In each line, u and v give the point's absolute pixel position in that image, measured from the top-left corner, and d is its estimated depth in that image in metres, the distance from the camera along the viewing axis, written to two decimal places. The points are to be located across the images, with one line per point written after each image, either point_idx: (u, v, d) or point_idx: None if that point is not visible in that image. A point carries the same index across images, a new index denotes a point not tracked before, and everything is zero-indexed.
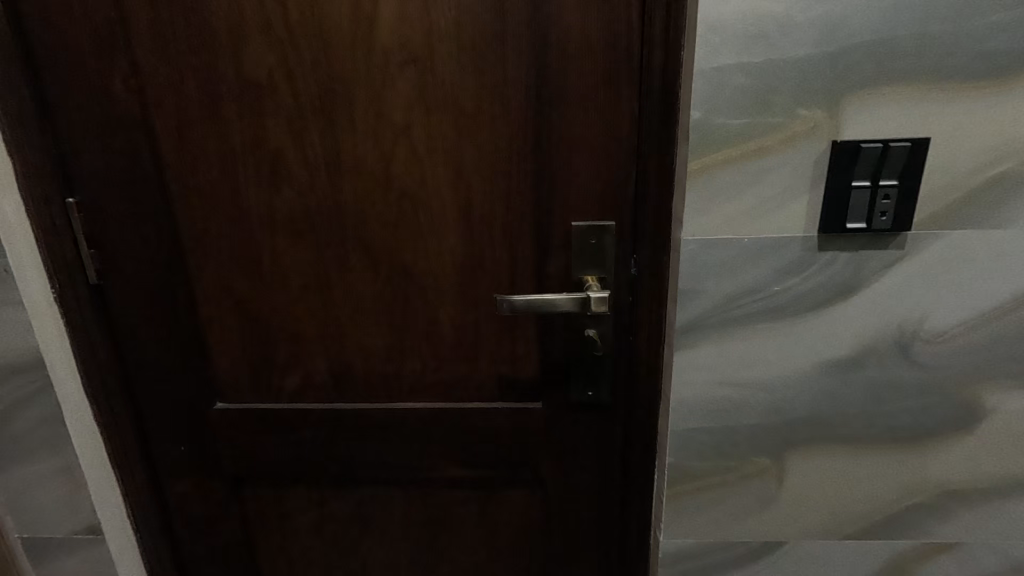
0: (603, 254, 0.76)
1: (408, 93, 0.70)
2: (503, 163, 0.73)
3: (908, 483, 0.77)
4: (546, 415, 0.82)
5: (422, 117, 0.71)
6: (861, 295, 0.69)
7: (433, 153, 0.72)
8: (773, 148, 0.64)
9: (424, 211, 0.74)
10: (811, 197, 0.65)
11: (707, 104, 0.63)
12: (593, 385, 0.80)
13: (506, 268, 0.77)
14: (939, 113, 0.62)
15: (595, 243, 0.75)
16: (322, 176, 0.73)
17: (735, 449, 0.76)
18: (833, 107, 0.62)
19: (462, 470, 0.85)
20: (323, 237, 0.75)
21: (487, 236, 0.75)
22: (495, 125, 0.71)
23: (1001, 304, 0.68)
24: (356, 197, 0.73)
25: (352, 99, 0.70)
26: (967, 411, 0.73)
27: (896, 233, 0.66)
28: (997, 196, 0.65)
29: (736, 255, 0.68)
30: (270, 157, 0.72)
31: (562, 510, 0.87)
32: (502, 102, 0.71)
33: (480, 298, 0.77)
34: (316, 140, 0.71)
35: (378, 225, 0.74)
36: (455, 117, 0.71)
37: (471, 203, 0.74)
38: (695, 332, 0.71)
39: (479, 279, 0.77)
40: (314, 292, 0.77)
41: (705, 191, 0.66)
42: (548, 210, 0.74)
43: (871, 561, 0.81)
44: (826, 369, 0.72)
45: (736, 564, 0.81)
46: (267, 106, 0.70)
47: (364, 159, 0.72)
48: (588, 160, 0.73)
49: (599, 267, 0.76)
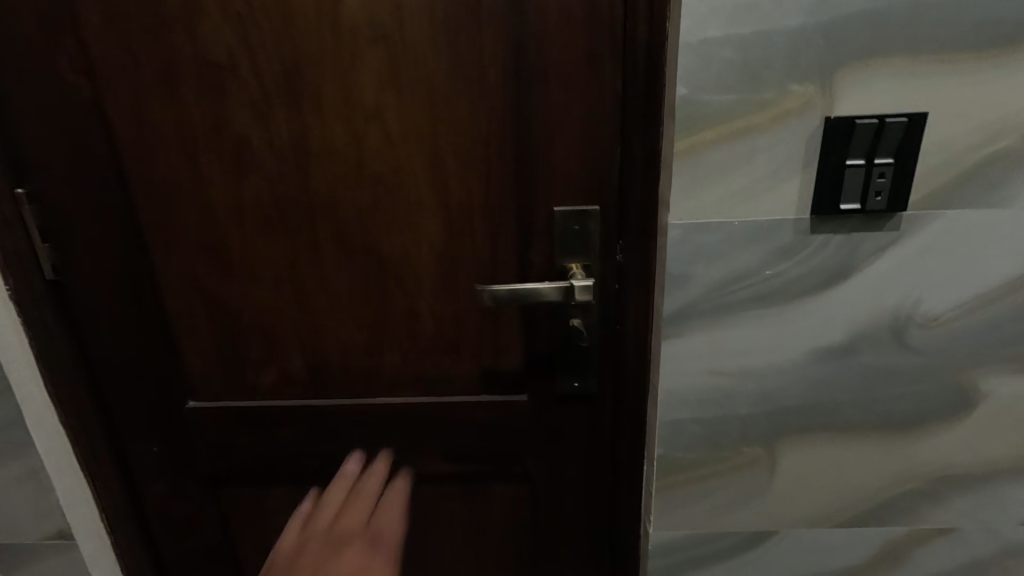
0: (587, 240, 0.73)
1: (378, 73, 0.67)
2: (480, 147, 0.70)
3: (902, 469, 0.75)
4: (531, 406, 0.81)
5: (394, 98, 0.67)
6: (854, 280, 0.66)
7: (406, 136, 0.69)
8: (763, 126, 0.61)
9: (399, 198, 0.71)
10: (802, 177, 0.62)
11: (693, 80, 0.59)
12: (580, 375, 0.78)
13: (487, 256, 0.74)
14: (939, 86, 0.58)
15: (579, 230, 0.73)
16: (292, 164, 0.70)
17: (724, 439, 0.74)
18: (825, 81, 0.59)
19: (446, 463, 0.85)
20: (294, 226, 0.72)
21: (466, 223, 0.73)
22: (471, 106, 0.68)
23: (1000, 286, 0.66)
24: (327, 184, 0.71)
25: (319, 80, 0.66)
26: (963, 396, 0.71)
27: (892, 213, 0.63)
28: (999, 173, 0.61)
29: (724, 241, 0.65)
30: (236, 146, 0.69)
31: (551, 500, 0.86)
32: (478, 80, 0.67)
33: (460, 287, 0.75)
34: (283, 125, 0.68)
35: (352, 215, 0.72)
36: (428, 98, 0.67)
37: (448, 188, 0.71)
38: (683, 319, 0.68)
39: (459, 268, 0.75)
40: (288, 284, 0.75)
41: (692, 172, 0.62)
42: (529, 195, 0.71)
43: (863, 549, 0.80)
44: (817, 356, 0.69)
45: (726, 553, 0.81)
46: (229, 89, 0.67)
47: (334, 145, 0.69)
48: (569, 142, 0.69)
49: (584, 253, 0.74)
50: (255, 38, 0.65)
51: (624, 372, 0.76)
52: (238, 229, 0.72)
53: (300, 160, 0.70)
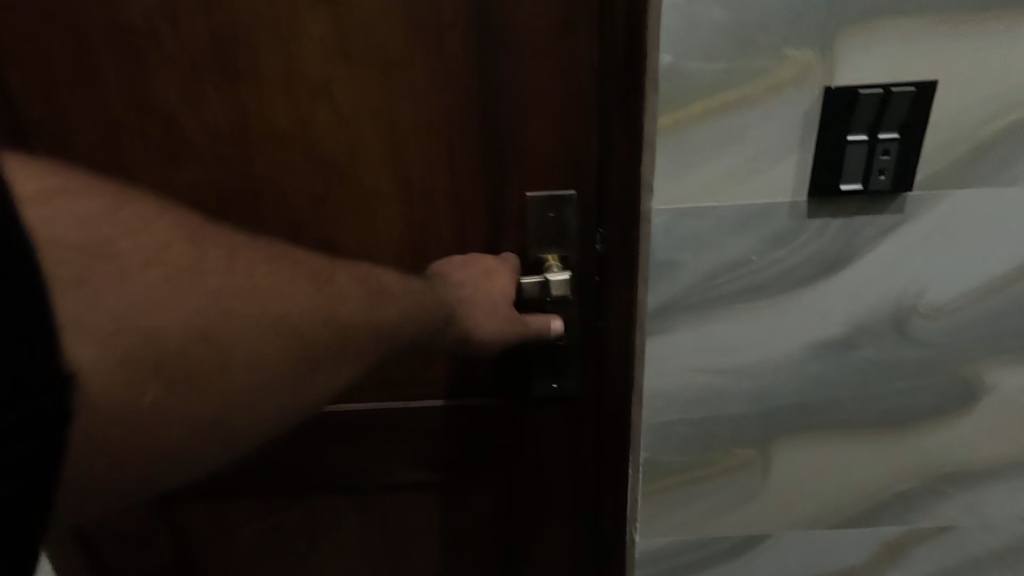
0: (564, 229, 0.67)
1: (323, 43, 0.59)
2: (442, 127, 0.62)
3: (901, 468, 0.71)
4: (507, 408, 0.76)
5: (343, 71, 0.60)
6: (855, 268, 0.60)
7: (358, 114, 0.62)
8: (756, 97, 0.54)
9: (353, 184, 0.64)
10: (799, 155, 0.56)
11: (678, 46, 0.53)
12: (557, 375, 0.73)
13: (454, 248, 0.67)
14: (949, 51, 0.52)
15: (554, 218, 0.66)
16: (232, 148, 0.62)
17: (714, 440, 0.69)
18: (825, 45, 0.52)
19: (418, 471, 0.80)
20: (236, 218, 0.65)
21: (430, 212, 0.66)
22: (431, 80, 0.60)
23: (1010, 272, 0.61)
24: (271, 170, 0.63)
25: (254, 51, 0.59)
26: (966, 390, 0.66)
27: (895, 194, 0.57)
28: (1012, 149, 0.56)
29: (713, 228, 0.59)
30: (167, 127, 0.61)
31: (531, 507, 0.81)
32: (437, 49, 0.59)
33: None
34: (216, 103, 0.61)
35: (302, 205, 0.65)
36: (382, 71, 0.60)
37: (409, 173, 0.64)
38: (668, 314, 0.63)
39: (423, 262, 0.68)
40: None
41: (677, 151, 0.56)
42: (499, 179, 0.65)
43: (859, 550, 0.76)
44: (814, 351, 0.64)
45: (715, 559, 0.76)
46: (151, 62, 0.59)
47: (279, 126, 0.62)
48: (542, 120, 0.62)
49: (560, 243, 0.67)
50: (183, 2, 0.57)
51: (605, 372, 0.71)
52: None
53: (241, 144, 0.62)
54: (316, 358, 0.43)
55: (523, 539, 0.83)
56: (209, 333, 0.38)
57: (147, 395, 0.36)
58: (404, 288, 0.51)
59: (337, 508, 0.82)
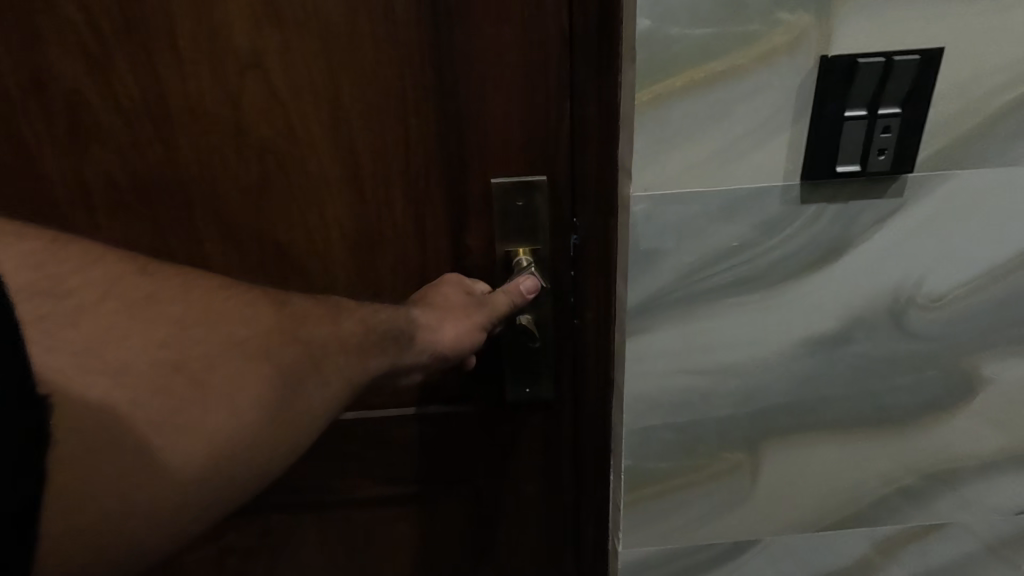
0: (534, 219, 0.60)
1: (253, 12, 0.53)
2: (392, 106, 0.56)
3: (896, 466, 0.67)
4: (478, 415, 0.70)
5: (275, 41, 0.54)
6: (851, 256, 0.55)
7: (296, 90, 0.56)
8: (745, 67, 0.48)
9: (294, 169, 0.59)
10: (792, 133, 0.50)
11: (657, 8, 0.46)
12: (531, 380, 0.67)
13: (412, 239, 0.62)
14: (956, 14, 0.47)
15: (523, 206, 0.60)
16: (161, 131, 0.57)
17: (701, 445, 0.64)
18: (822, 7, 0.46)
19: (384, 486, 0.74)
20: (164, 208, 0.60)
21: (382, 200, 0.60)
22: (376, 53, 0.55)
23: (1014, 257, 0.56)
24: (199, 154, 0.58)
25: (173, 19, 0.53)
26: (963, 383, 0.62)
27: (895, 176, 0.52)
28: (1020, 123, 0.51)
29: (698, 216, 0.53)
30: (89, 109, 0.56)
31: (508, 517, 0.76)
32: (384, 16, 0.53)
33: (383, 278, 0.63)
34: (132, 79, 0.55)
35: (242, 193, 0.60)
36: (321, 43, 0.54)
37: (357, 156, 0.58)
38: (649, 312, 0.57)
39: (378, 255, 0.62)
40: None
41: (657, 129, 0.50)
42: (459, 163, 0.58)
43: (852, 552, 0.73)
44: (807, 347, 0.59)
45: (704, 566, 0.72)
46: (56, 34, 0.54)
47: (211, 106, 0.56)
48: (505, 96, 0.56)
49: (530, 235, 0.61)
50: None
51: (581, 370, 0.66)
52: (105, 212, 0.60)
53: (170, 125, 0.57)
54: (300, 368, 0.43)
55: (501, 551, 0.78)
56: (186, 363, 0.38)
57: (127, 415, 0.35)
58: (362, 305, 0.51)
59: (295, 529, 0.76)
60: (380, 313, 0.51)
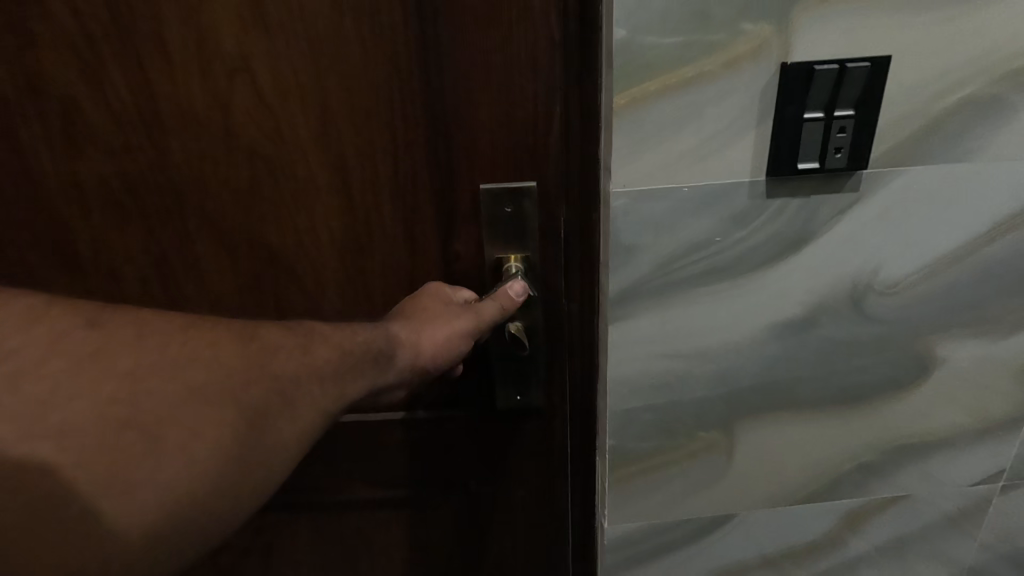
0: (523, 223, 0.64)
1: (242, 21, 0.56)
2: (378, 111, 0.60)
3: (861, 442, 0.72)
4: (472, 420, 0.74)
5: (263, 51, 0.57)
6: (814, 246, 0.60)
7: (283, 98, 0.59)
8: (714, 73, 0.52)
9: (283, 174, 0.62)
10: (757, 133, 0.55)
11: (632, 18, 0.50)
12: (522, 388, 0.71)
13: (399, 239, 0.66)
14: (902, 25, 0.52)
15: (512, 212, 0.63)
16: (154, 136, 0.61)
17: (681, 425, 0.68)
18: (783, 17, 0.51)
19: (380, 490, 0.79)
20: (158, 210, 0.64)
21: (368, 202, 0.64)
22: (362, 63, 0.58)
23: (964, 245, 0.61)
24: (191, 159, 0.62)
25: (163, 31, 0.56)
26: (920, 363, 0.67)
27: (851, 172, 0.57)
28: (964, 122, 0.56)
29: (674, 209, 0.57)
30: (82, 110, 0.59)
31: (503, 516, 0.80)
32: (369, 28, 0.56)
33: (374, 278, 0.68)
34: (124, 87, 0.58)
35: (233, 197, 0.64)
36: (307, 52, 0.57)
37: (344, 160, 0.62)
38: (629, 300, 0.61)
39: (365, 255, 0.66)
40: (159, 277, 0.68)
41: (634, 130, 0.54)
42: (445, 168, 0.62)
43: (822, 524, 0.78)
44: (775, 331, 0.64)
45: (685, 540, 0.77)
46: (50, 45, 0.57)
47: (201, 111, 0.60)
48: (488, 105, 0.59)
49: (520, 240, 0.65)
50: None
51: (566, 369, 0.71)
52: (102, 208, 0.64)
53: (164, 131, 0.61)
54: (264, 408, 0.42)
55: (496, 546, 0.82)
56: (133, 419, 0.37)
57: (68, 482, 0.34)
58: (338, 328, 0.51)
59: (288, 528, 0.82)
60: (357, 335, 0.52)
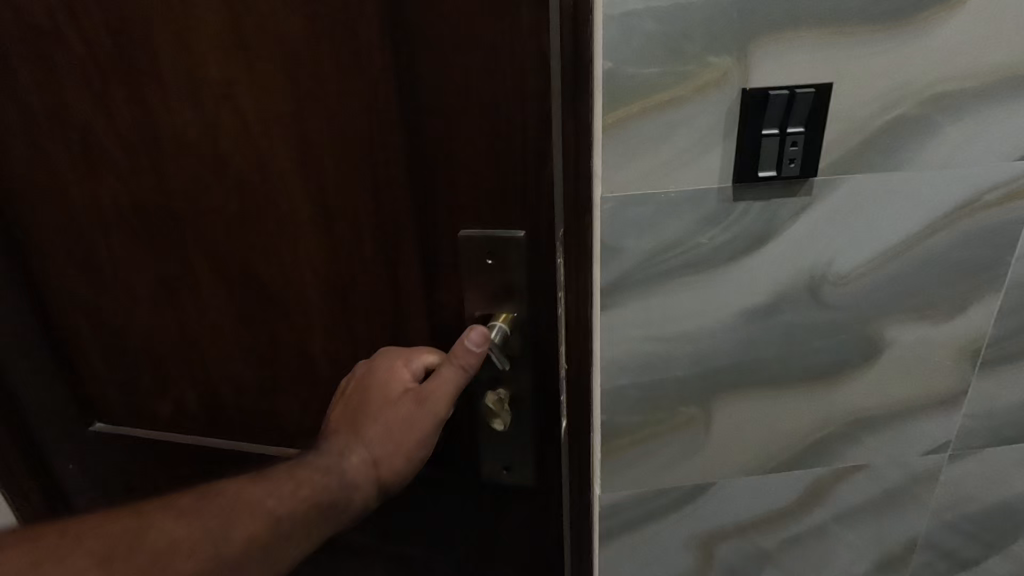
0: (507, 272, 0.66)
1: (236, 65, 0.62)
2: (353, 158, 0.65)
3: (823, 417, 0.82)
4: (462, 482, 0.81)
5: (254, 93, 0.63)
6: (774, 243, 0.70)
7: (272, 136, 0.65)
8: (686, 97, 0.62)
9: (272, 204, 0.69)
10: (723, 147, 0.65)
11: (617, 53, 0.60)
12: (509, 463, 0.77)
13: (381, 270, 0.70)
14: (842, 58, 0.62)
15: (491, 263, 0.66)
16: (161, 172, 0.69)
17: (665, 401, 0.78)
18: (741, 52, 0.61)
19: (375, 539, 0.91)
20: (164, 232, 0.72)
21: (349, 232, 0.68)
22: (335, 114, 0.63)
23: (906, 239, 0.72)
24: (193, 188, 0.69)
25: (172, 72, 0.64)
26: (871, 345, 0.78)
27: (805, 179, 0.67)
28: (898, 137, 0.66)
29: (655, 212, 0.67)
30: (105, 163, 0.70)
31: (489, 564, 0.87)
32: (348, 72, 0.61)
33: (357, 311, 0.73)
34: (136, 122, 0.67)
35: (230, 237, 0.71)
36: (289, 105, 0.63)
37: (325, 193, 0.67)
38: (617, 291, 0.71)
39: (350, 284, 0.71)
40: (164, 292, 0.76)
41: (620, 145, 0.64)
42: (422, 206, 0.65)
43: (793, 491, 0.88)
44: (745, 317, 0.74)
45: (671, 506, 0.87)
46: (77, 82, 0.66)
47: (205, 161, 0.68)
48: (452, 152, 0.62)
49: (506, 293, 0.67)
50: (108, 42, 0.64)
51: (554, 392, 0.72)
52: (118, 227, 0.73)
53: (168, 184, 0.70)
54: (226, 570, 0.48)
55: None
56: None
57: None
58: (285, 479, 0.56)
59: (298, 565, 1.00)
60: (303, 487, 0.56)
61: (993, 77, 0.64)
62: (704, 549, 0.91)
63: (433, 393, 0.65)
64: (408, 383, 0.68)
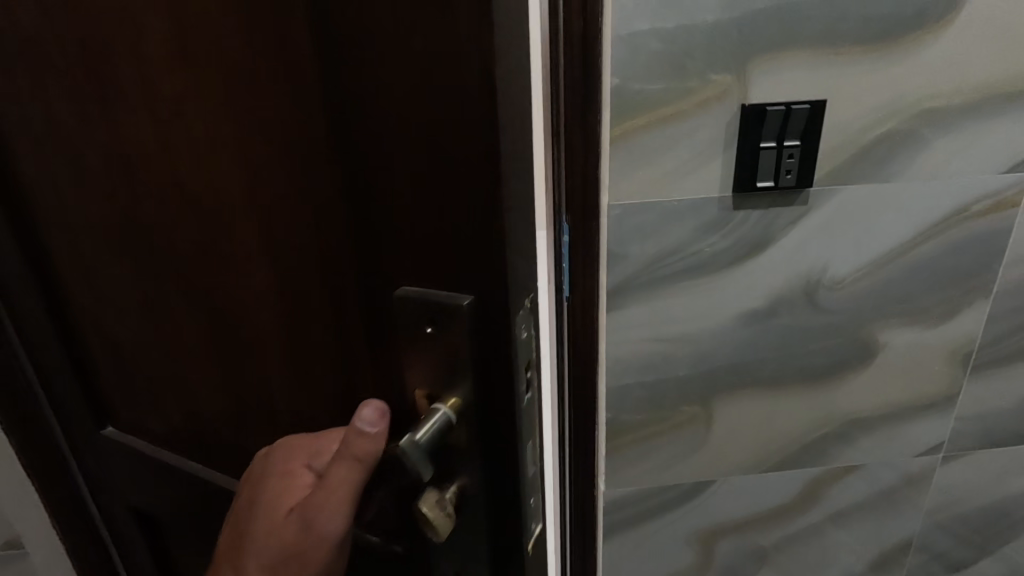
0: (455, 341, 0.32)
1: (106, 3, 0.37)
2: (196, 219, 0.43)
3: (819, 416, 0.86)
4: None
5: (134, 49, 0.37)
6: (771, 249, 0.74)
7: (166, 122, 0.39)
8: (689, 111, 0.66)
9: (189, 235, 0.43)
10: (724, 158, 0.69)
11: (624, 70, 0.65)
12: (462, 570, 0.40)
13: (333, 349, 0.40)
14: (835, 76, 0.66)
15: (431, 328, 0.33)
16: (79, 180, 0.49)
17: (667, 400, 0.82)
18: (740, 70, 0.65)
19: None
20: (100, 259, 0.53)
21: (286, 285, 0.39)
22: (165, 155, 0.40)
23: (898, 247, 0.75)
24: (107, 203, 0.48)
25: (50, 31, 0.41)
26: (864, 348, 0.81)
27: (801, 189, 0.71)
28: (889, 150, 0.70)
29: (659, 219, 0.71)
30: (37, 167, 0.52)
31: None
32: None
33: (316, 403, 0.44)
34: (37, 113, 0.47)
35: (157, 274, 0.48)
36: (175, 66, 0.36)
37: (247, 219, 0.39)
38: (623, 293, 0.75)
39: (303, 364, 0.42)
40: (124, 328, 0.57)
41: (627, 156, 0.68)
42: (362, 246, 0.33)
43: (790, 489, 0.92)
44: (744, 319, 0.78)
45: (673, 503, 0.90)
46: None
47: (111, 164, 0.45)
48: (318, 192, 0.34)
49: (452, 371, 0.33)
50: None
51: (530, 494, 0.37)
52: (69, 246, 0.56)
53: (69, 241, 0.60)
54: None
55: None
56: None
57: None
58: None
59: None
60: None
61: (978, 94, 0.68)
62: (705, 545, 0.95)
63: (330, 525, 0.39)
64: (306, 477, 0.42)
